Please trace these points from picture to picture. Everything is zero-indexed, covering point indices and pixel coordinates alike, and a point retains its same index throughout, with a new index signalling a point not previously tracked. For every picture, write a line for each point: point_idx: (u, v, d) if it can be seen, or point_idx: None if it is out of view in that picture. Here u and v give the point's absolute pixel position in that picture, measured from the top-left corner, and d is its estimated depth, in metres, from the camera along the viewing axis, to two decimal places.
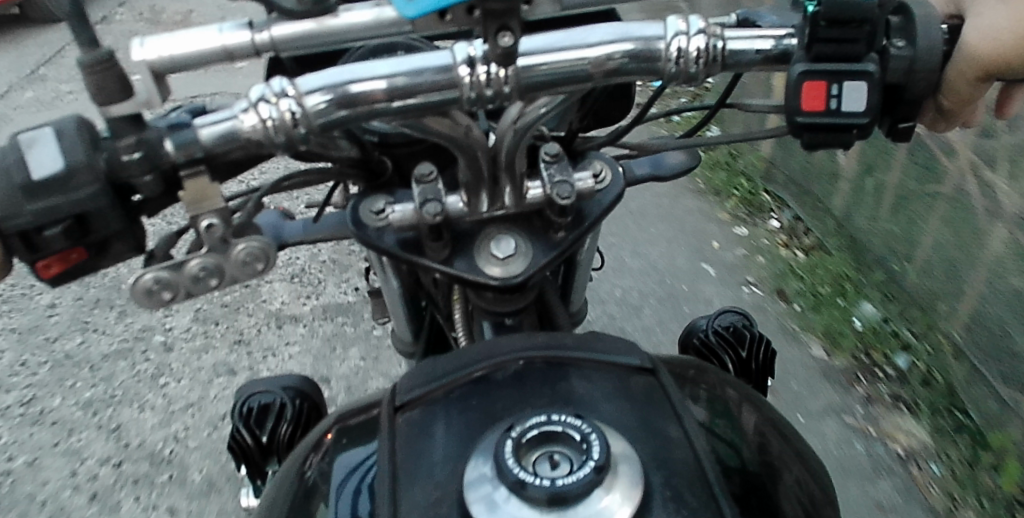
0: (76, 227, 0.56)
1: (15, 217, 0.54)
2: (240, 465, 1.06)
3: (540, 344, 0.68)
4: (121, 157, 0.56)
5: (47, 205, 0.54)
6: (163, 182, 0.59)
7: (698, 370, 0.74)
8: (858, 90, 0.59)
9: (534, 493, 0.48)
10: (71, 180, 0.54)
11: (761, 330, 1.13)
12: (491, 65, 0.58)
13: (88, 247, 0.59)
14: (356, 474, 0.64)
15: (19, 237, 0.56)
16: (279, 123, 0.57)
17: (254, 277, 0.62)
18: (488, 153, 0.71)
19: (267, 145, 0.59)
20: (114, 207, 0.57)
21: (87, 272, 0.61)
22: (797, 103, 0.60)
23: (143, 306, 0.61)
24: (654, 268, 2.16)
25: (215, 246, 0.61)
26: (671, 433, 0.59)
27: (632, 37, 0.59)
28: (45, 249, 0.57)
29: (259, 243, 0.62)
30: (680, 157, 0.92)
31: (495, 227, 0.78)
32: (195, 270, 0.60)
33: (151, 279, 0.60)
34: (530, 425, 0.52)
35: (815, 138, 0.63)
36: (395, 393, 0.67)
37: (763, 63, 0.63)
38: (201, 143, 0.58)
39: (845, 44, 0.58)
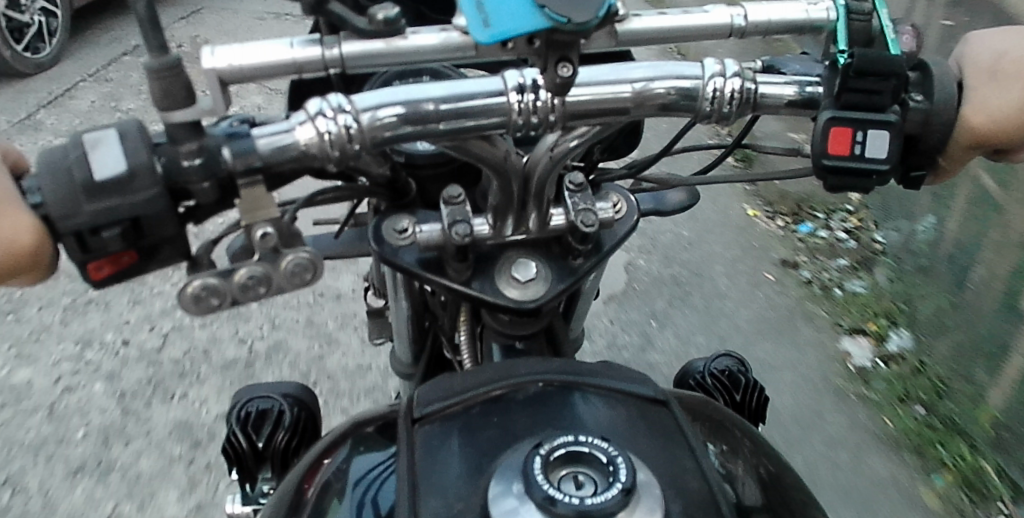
0: (132, 230, 0.53)
1: (72, 218, 0.51)
2: (231, 468, 1.05)
3: (559, 369, 0.69)
4: (181, 161, 0.54)
5: (106, 206, 0.51)
6: (218, 190, 0.56)
7: (713, 414, 0.74)
8: (881, 138, 0.62)
9: (562, 510, 0.49)
10: (133, 182, 0.51)
11: (756, 377, 1.14)
12: (538, 92, 0.59)
13: (139, 251, 0.56)
14: (360, 487, 0.65)
15: (72, 238, 0.52)
16: (336, 138, 0.56)
17: (301, 289, 0.59)
18: (521, 178, 0.72)
19: (321, 160, 0.57)
20: (169, 211, 0.54)
21: (134, 276, 0.58)
22: (824, 146, 0.63)
23: (190, 313, 0.58)
24: (702, 311, 2.28)
25: (264, 255, 0.58)
26: (686, 463, 0.60)
27: (673, 75, 0.62)
28: (99, 251, 0.54)
29: (308, 254, 0.58)
30: (680, 196, 0.95)
31: (515, 251, 0.79)
32: (243, 278, 0.57)
33: (201, 286, 0.57)
34: (558, 444, 0.54)
35: (838, 182, 0.65)
36: (412, 404, 0.67)
37: (788, 109, 0.66)
38: (259, 153, 0.55)
39: (872, 96, 0.62)
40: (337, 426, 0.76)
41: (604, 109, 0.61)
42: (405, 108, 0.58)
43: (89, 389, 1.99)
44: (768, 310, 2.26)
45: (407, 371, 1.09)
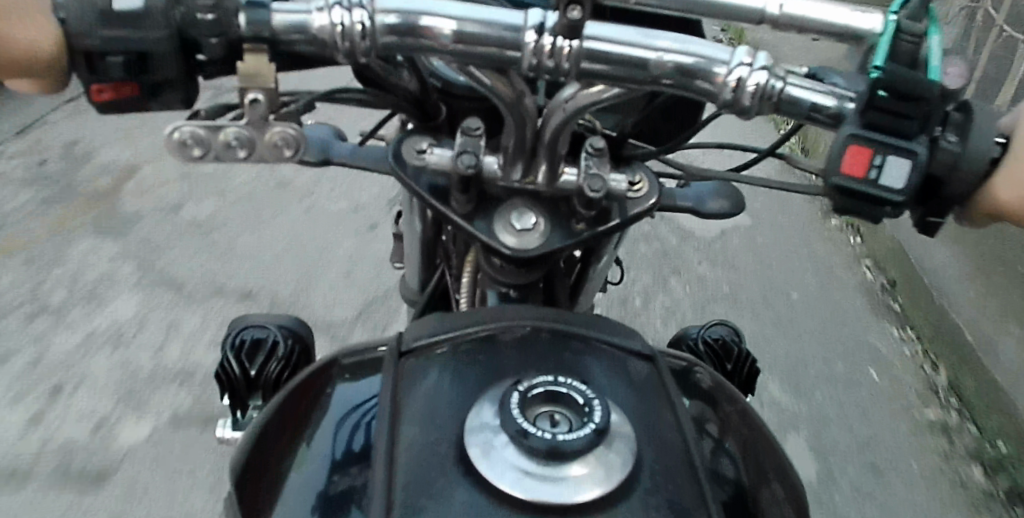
0: (137, 61, 0.56)
1: (84, 36, 0.54)
2: (224, 394, 1.06)
3: (548, 316, 0.70)
4: (197, 14, 0.57)
5: (116, 33, 0.55)
6: (226, 48, 0.59)
7: (706, 378, 0.74)
8: (901, 166, 0.60)
9: (535, 444, 0.51)
10: (145, 19, 0.55)
11: (748, 348, 1.15)
12: (556, 38, 0.58)
13: (143, 84, 0.58)
14: (362, 409, 0.66)
15: (81, 57, 0.55)
16: (348, 31, 0.57)
17: (282, 162, 0.63)
18: (535, 127, 0.73)
19: (331, 49, 0.59)
20: (174, 51, 0.57)
21: (135, 110, 0.60)
22: (838, 165, 0.61)
23: (175, 160, 0.61)
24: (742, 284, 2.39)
25: (255, 121, 0.61)
26: (663, 415, 0.61)
27: (693, 52, 0.60)
28: (106, 75, 0.56)
29: (295, 131, 0.62)
30: (723, 204, 0.94)
31: (520, 199, 0.79)
32: (229, 138, 0.61)
33: (189, 134, 0.61)
34: (537, 383, 0.55)
35: (845, 202, 0.63)
36: (402, 340, 0.69)
37: (818, 122, 0.64)
38: (271, 26, 0.57)
39: (899, 120, 0.59)
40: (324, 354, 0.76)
41: (620, 73, 0.60)
42: (399, 19, 0.57)
43: None
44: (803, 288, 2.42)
45: (413, 296, 1.14)
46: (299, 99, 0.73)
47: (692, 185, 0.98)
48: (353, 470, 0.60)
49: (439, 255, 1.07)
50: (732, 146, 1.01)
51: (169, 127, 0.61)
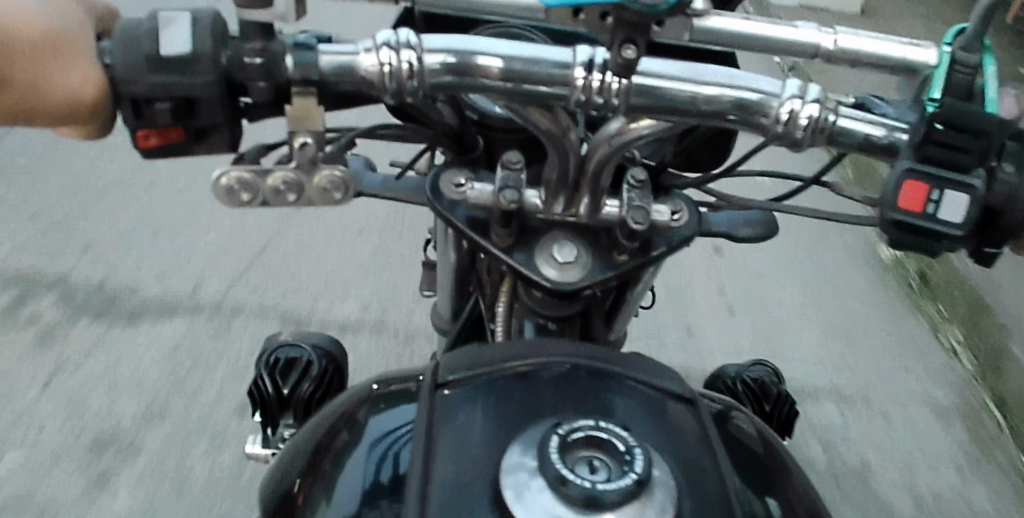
0: (183, 107, 0.54)
1: (130, 84, 0.52)
2: (256, 410, 1.07)
3: (587, 354, 0.68)
4: (244, 59, 0.54)
5: (163, 81, 0.52)
6: (274, 93, 0.57)
7: (747, 422, 0.72)
8: (958, 201, 0.57)
9: (573, 492, 0.49)
10: (193, 64, 0.52)
11: (787, 390, 1.12)
12: (606, 73, 0.57)
13: (188, 129, 0.56)
14: (384, 441, 0.65)
15: (128, 104, 0.53)
16: (395, 72, 0.56)
17: (332, 207, 0.60)
18: (578, 159, 0.72)
19: (377, 90, 0.57)
20: (221, 97, 0.54)
21: (181, 154, 0.58)
22: (894, 199, 0.58)
23: (223, 205, 0.59)
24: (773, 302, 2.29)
25: (303, 166, 0.58)
26: (705, 463, 0.60)
27: (748, 87, 0.60)
28: (151, 120, 0.54)
29: (344, 174, 0.59)
30: (758, 230, 0.93)
31: (561, 231, 0.78)
32: (277, 182, 0.58)
33: (238, 179, 0.58)
34: (578, 426, 0.53)
35: (901, 237, 0.61)
36: (437, 370, 0.68)
37: (867, 150, 0.62)
38: (320, 67, 0.57)
39: (955, 152, 0.58)
40: (357, 382, 0.76)
41: (669, 107, 0.59)
42: (455, 59, 0.57)
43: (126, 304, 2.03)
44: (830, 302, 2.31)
45: (445, 324, 1.13)
46: (342, 136, 0.70)
47: (725, 211, 0.96)
48: (385, 503, 0.59)
49: (473, 284, 1.05)
50: (771, 174, 0.99)
51: (215, 171, 0.59)
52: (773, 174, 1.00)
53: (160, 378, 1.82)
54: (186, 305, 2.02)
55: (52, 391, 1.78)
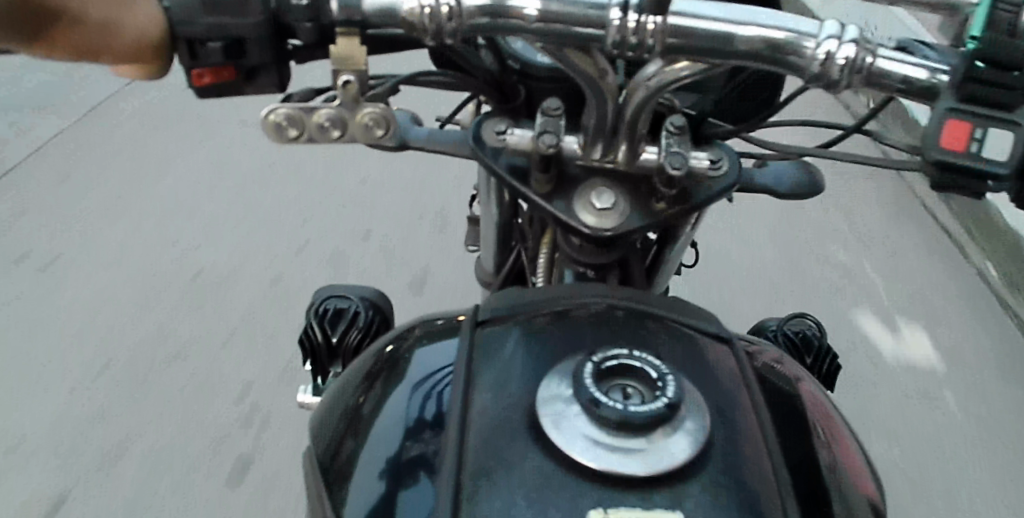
0: (235, 46, 0.56)
1: (187, 24, 0.54)
2: (307, 360, 1.12)
3: (624, 295, 0.70)
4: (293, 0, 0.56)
5: (215, 21, 0.54)
6: (318, 34, 0.58)
7: (783, 363, 0.72)
8: (1001, 140, 0.57)
9: (606, 414, 0.51)
10: (246, 4, 0.54)
11: (830, 344, 1.12)
12: (641, 14, 0.58)
13: (239, 69, 0.57)
14: (431, 374, 0.68)
15: (184, 44, 0.55)
16: (435, 13, 0.57)
17: (373, 142, 0.61)
18: (615, 106, 0.73)
19: (418, 33, 0.58)
20: (269, 37, 0.55)
21: (232, 94, 0.59)
22: (937, 139, 0.58)
23: (271, 140, 0.61)
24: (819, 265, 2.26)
25: (345, 103, 0.60)
26: (739, 397, 0.61)
27: (787, 28, 0.60)
28: (206, 60, 0.56)
29: (383, 110, 0.60)
30: (801, 183, 0.93)
31: (601, 178, 0.80)
32: (323, 119, 0.60)
33: (285, 116, 0.60)
34: (611, 355, 0.55)
35: (941, 180, 0.60)
36: (478, 310, 0.70)
37: (906, 93, 0.61)
38: (362, 10, 0.57)
39: (999, 91, 0.57)
40: (403, 323, 0.78)
41: (705, 47, 0.59)
42: (492, 2, 0.57)
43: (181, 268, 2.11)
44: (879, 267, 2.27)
45: (488, 278, 1.16)
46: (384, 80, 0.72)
47: (771, 165, 0.96)
48: (428, 437, 0.62)
49: (514, 238, 1.06)
50: (812, 122, 0.97)
51: (266, 106, 0.61)
52: (815, 123, 0.98)
53: (215, 340, 1.90)
54: (238, 270, 2.10)
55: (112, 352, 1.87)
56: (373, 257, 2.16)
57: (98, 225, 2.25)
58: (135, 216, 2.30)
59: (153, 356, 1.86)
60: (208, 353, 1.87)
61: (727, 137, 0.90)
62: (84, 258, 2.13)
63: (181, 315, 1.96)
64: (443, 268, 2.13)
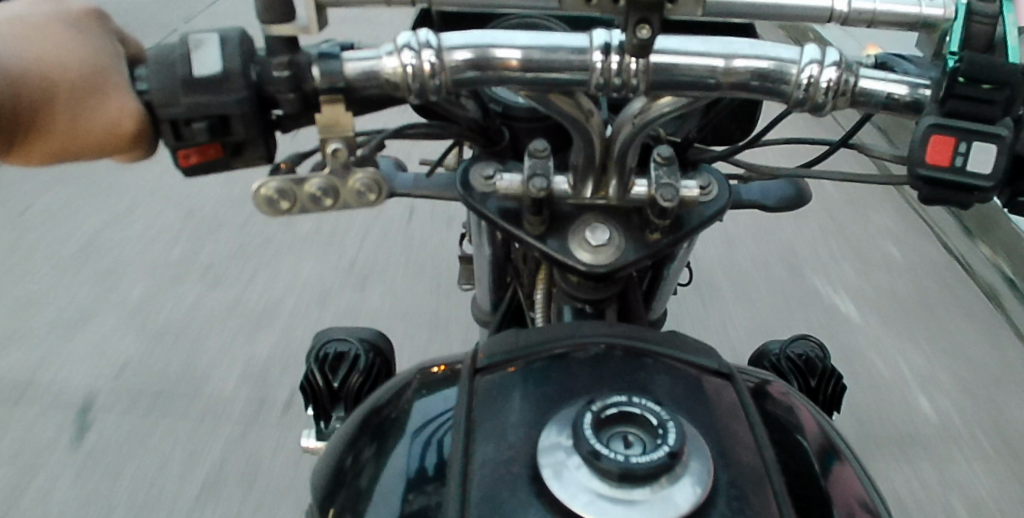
0: (220, 124, 0.55)
1: (169, 106, 0.54)
2: (308, 404, 1.10)
3: (622, 333, 0.69)
4: (272, 72, 0.55)
5: (197, 100, 0.54)
6: (302, 103, 0.58)
7: (786, 394, 0.71)
8: (988, 152, 0.57)
9: (607, 466, 0.51)
10: (225, 82, 0.53)
11: (835, 365, 1.11)
12: (623, 55, 0.58)
13: (225, 145, 0.57)
14: (429, 425, 0.67)
15: (167, 126, 0.55)
16: (418, 72, 0.56)
17: (368, 209, 0.60)
18: (603, 143, 0.73)
19: (402, 90, 0.58)
20: (253, 112, 0.55)
21: (220, 170, 0.59)
22: (920, 155, 0.58)
23: (264, 214, 0.61)
24: (817, 278, 2.26)
25: (336, 170, 0.59)
26: (743, 436, 0.60)
27: (767, 56, 0.60)
28: (191, 139, 0.56)
29: (374, 174, 0.59)
30: (790, 192, 0.93)
31: (593, 215, 0.79)
32: (314, 189, 0.59)
33: (277, 189, 0.59)
34: (611, 403, 0.54)
35: (932, 194, 0.60)
36: (476, 356, 0.69)
37: (892, 110, 0.61)
38: (344, 75, 0.57)
39: (980, 105, 0.57)
40: (403, 371, 0.78)
41: (684, 83, 0.60)
42: (475, 55, 0.57)
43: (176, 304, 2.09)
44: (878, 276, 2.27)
45: (485, 318, 1.16)
46: (372, 138, 0.72)
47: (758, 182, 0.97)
48: (430, 489, 0.61)
49: (510, 274, 1.06)
50: (796, 141, 0.98)
51: (257, 182, 0.60)
52: (801, 139, 0.99)
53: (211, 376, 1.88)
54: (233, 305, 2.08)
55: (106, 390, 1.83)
56: (369, 286, 2.15)
57: (93, 262, 2.22)
58: (126, 250, 2.28)
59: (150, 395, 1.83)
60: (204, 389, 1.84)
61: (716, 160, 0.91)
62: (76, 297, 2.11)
63: (178, 351, 1.93)
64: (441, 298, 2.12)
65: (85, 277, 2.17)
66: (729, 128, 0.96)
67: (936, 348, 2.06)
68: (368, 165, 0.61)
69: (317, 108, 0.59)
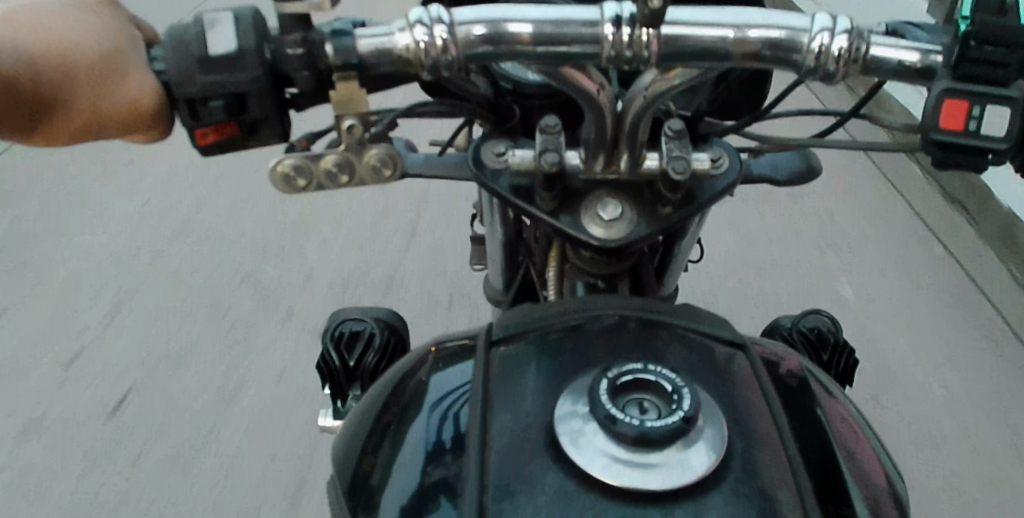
0: (236, 103, 0.56)
1: (185, 85, 0.54)
2: (324, 384, 1.12)
3: (635, 305, 0.70)
4: (286, 50, 0.56)
5: (213, 79, 0.54)
6: (316, 82, 0.58)
7: (798, 364, 0.72)
8: (1002, 116, 0.57)
9: (623, 430, 0.51)
10: (240, 61, 0.54)
11: (846, 339, 1.12)
12: (635, 27, 0.58)
13: (242, 124, 0.57)
14: (445, 400, 0.68)
15: (184, 105, 0.55)
16: (430, 48, 0.57)
17: (383, 184, 0.61)
18: (614, 116, 0.73)
19: (415, 67, 0.58)
20: (269, 90, 0.56)
21: (237, 150, 0.60)
22: (934, 120, 0.58)
23: (281, 191, 0.61)
24: (830, 255, 2.25)
25: (351, 146, 0.59)
26: (756, 403, 0.61)
27: (779, 25, 0.60)
28: (208, 118, 0.56)
29: (390, 150, 0.60)
30: (800, 164, 0.95)
31: (605, 190, 0.80)
32: (330, 165, 0.60)
33: (293, 166, 0.60)
34: (627, 370, 0.55)
35: (944, 157, 0.61)
36: (491, 330, 0.70)
37: (904, 77, 0.61)
38: (358, 51, 0.57)
39: (994, 68, 0.57)
40: (419, 347, 0.79)
41: (698, 54, 0.60)
42: (488, 29, 0.58)
43: (188, 284, 2.09)
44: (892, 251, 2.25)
45: (497, 296, 1.17)
46: (384, 117, 0.72)
47: (767, 155, 0.97)
48: (449, 460, 0.62)
49: (522, 252, 1.07)
50: (807, 112, 0.97)
51: (273, 161, 0.60)
52: (812, 111, 0.98)
53: (225, 356, 1.89)
54: (245, 283, 2.09)
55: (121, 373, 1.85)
56: (379, 267, 2.15)
57: (107, 245, 2.23)
58: (138, 230, 2.29)
59: (164, 375, 1.85)
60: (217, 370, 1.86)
61: (725, 134, 0.90)
62: (89, 279, 2.12)
63: (195, 332, 1.95)
64: (451, 273, 2.12)
65: (100, 259, 2.18)
66: (739, 101, 0.96)
67: (949, 323, 2.05)
68: (383, 142, 0.61)
69: (332, 86, 0.59)
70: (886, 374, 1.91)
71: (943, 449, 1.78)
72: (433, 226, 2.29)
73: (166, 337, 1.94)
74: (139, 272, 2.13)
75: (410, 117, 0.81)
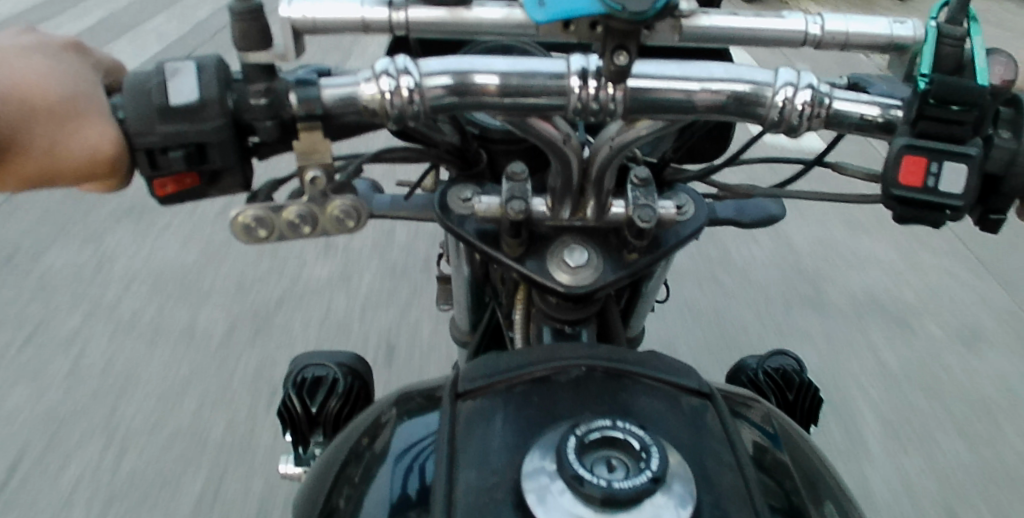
0: (196, 153, 0.55)
1: (144, 135, 0.54)
2: (286, 430, 1.08)
3: (602, 355, 0.69)
4: (249, 100, 0.56)
5: (175, 129, 0.54)
6: (281, 130, 0.58)
7: (764, 415, 0.72)
8: (958, 171, 0.58)
9: (590, 491, 0.51)
10: (202, 111, 0.54)
11: (811, 378, 1.12)
12: (601, 80, 0.58)
13: (202, 174, 0.57)
14: (407, 456, 0.66)
15: (143, 155, 0.55)
16: (396, 98, 0.56)
17: (345, 235, 0.60)
18: (581, 165, 0.73)
19: (381, 116, 0.58)
20: (233, 139, 0.56)
21: (197, 198, 0.59)
22: (894, 175, 0.59)
23: (242, 242, 0.60)
24: (788, 286, 2.31)
25: (315, 198, 0.59)
26: (724, 457, 0.60)
27: (744, 80, 0.60)
28: (166, 169, 0.56)
29: (353, 201, 0.59)
30: (763, 208, 0.96)
31: (571, 236, 0.80)
32: (292, 216, 0.58)
33: (254, 216, 0.58)
34: (595, 427, 0.55)
35: (904, 211, 0.61)
36: (457, 380, 0.69)
37: (867, 131, 0.63)
38: (323, 101, 0.57)
39: (951, 125, 0.57)
40: (385, 395, 0.78)
41: (664, 106, 0.60)
42: (454, 80, 0.58)
43: (146, 323, 2.05)
44: (847, 286, 2.32)
45: (464, 337, 1.16)
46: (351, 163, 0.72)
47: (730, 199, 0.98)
48: (413, 514, 0.60)
49: (488, 294, 1.06)
50: (775, 159, 0.98)
51: (235, 210, 0.59)
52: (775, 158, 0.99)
53: (184, 397, 1.84)
54: (206, 325, 2.05)
55: (75, 416, 1.79)
56: (345, 306, 2.13)
57: (66, 290, 2.18)
58: (99, 273, 2.24)
59: (118, 417, 1.79)
60: (174, 412, 1.80)
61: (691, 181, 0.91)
62: (44, 320, 2.07)
63: (154, 376, 1.89)
64: (417, 315, 2.11)
65: (58, 306, 2.12)
66: (709, 147, 0.97)
67: (906, 353, 2.10)
68: (348, 193, 0.60)
69: (296, 136, 0.59)
70: (845, 402, 1.95)
71: (907, 471, 1.80)
72: (401, 267, 2.28)
73: (126, 376, 1.89)
74: (97, 316, 2.07)
75: (377, 161, 0.80)
